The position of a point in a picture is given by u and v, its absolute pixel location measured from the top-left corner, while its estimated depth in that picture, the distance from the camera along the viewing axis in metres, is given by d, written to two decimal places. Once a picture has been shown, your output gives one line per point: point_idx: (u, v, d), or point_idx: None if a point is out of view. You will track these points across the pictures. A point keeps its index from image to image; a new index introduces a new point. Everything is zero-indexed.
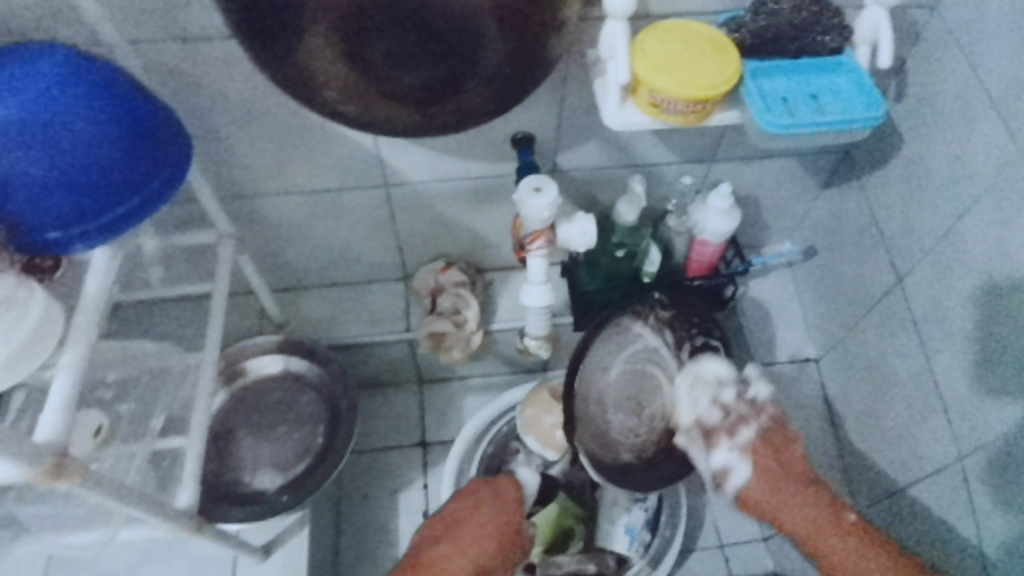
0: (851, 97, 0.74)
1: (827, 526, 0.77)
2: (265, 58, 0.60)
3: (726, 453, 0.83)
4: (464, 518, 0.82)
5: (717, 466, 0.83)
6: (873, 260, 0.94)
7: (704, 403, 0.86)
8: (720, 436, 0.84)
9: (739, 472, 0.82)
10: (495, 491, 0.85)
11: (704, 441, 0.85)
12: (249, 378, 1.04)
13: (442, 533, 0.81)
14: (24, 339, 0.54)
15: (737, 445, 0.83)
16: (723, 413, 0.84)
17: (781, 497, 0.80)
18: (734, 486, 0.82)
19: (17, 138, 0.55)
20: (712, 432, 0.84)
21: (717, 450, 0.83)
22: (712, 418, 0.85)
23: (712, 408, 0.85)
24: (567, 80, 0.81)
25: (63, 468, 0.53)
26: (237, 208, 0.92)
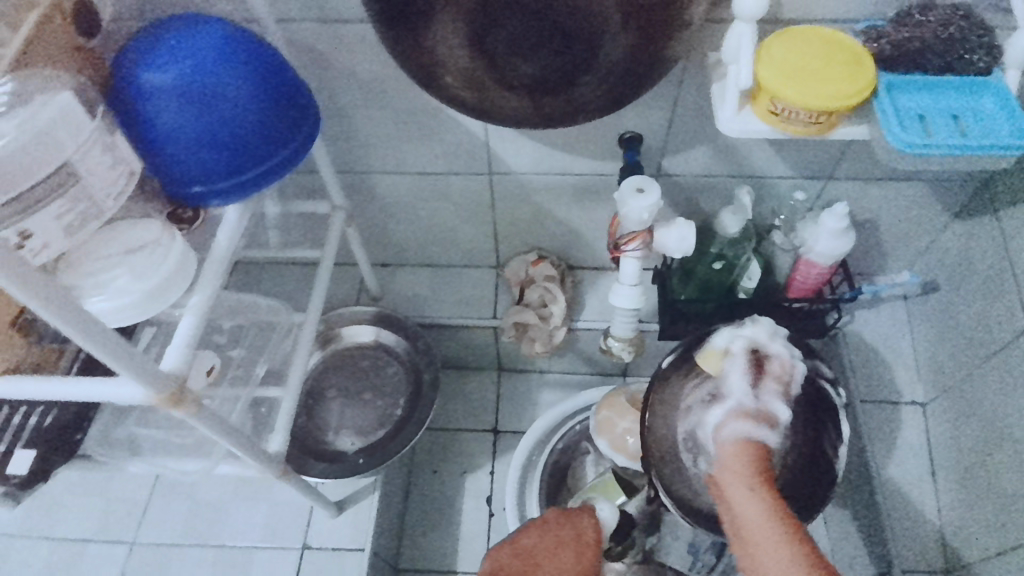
0: (996, 121, 0.67)
1: (770, 539, 0.56)
2: (389, 41, 0.63)
3: (782, 413, 0.64)
4: (545, 555, 0.71)
5: (766, 406, 0.64)
6: (1000, 301, 0.85)
7: (793, 363, 0.68)
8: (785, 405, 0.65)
9: (771, 434, 0.63)
10: (571, 523, 0.75)
11: (773, 382, 0.66)
12: (343, 344, 1.10)
13: (522, 569, 0.70)
14: (164, 278, 0.60)
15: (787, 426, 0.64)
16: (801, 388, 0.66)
17: (765, 483, 0.59)
18: (757, 434, 0.62)
19: (176, 101, 0.61)
20: (787, 387, 0.66)
21: (783, 403, 0.64)
22: (793, 376, 0.67)
23: (794, 378, 0.67)
24: (684, 81, 0.79)
25: (182, 397, 0.59)
26: (351, 182, 0.98)
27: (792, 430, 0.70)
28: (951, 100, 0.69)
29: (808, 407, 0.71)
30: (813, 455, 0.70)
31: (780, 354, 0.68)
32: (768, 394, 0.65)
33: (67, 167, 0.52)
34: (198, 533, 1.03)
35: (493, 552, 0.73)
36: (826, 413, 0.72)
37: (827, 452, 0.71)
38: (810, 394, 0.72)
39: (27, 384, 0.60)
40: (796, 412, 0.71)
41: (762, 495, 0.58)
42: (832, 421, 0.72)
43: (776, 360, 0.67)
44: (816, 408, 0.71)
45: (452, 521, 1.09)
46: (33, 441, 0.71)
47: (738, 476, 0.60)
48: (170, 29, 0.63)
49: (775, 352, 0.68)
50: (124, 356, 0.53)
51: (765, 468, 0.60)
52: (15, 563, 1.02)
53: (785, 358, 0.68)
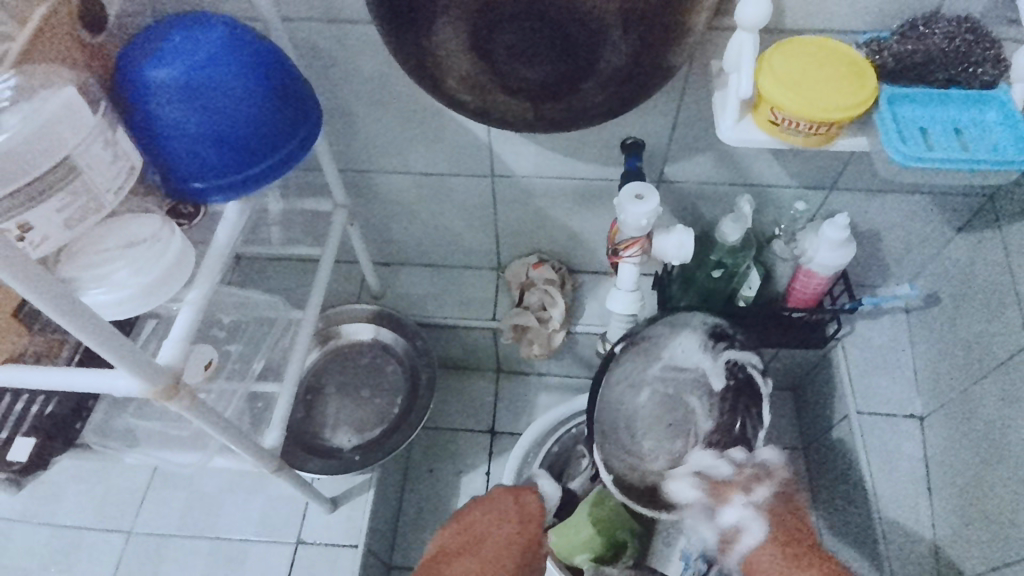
0: (997, 135, 0.67)
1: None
2: (393, 43, 0.64)
3: (738, 511, 0.77)
4: (486, 531, 0.83)
5: (726, 526, 0.77)
6: (1001, 316, 0.84)
7: (711, 456, 0.81)
8: (732, 492, 0.78)
9: (751, 531, 0.75)
10: (516, 500, 0.86)
11: (711, 496, 0.78)
12: (342, 341, 1.11)
13: (465, 542, 0.83)
14: (162, 272, 0.61)
15: (751, 500, 0.77)
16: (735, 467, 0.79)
17: (793, 560, 0.71)
18: (745, 546, 0.74)
19: (180, 98, 0.62)
20: (727, 485, 0.78)
21: (727, 504, 0.77)
22: (723, 471, 0.79)
23: (720, 462, 0.80)
24: (687, 89, 0.80)
25: (176, 390, 0.60)
26: (354, 182, 0.99)
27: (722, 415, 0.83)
28: (953, 113, 0.68)
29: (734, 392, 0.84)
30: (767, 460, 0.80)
31: (700, 472, 0.80)
32: (720, 515, 0.78)
33: (68, 161, 0.53)
34: (195, 523, 1.04)
35: (443, 533, 0.86)
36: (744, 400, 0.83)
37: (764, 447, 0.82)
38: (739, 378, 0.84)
39: (29, 374, 0.61)
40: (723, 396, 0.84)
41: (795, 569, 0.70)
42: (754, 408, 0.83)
43: (708, 474, 0.79)
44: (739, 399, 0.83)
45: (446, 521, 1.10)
46: (32, 429, 0.72)
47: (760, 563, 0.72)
48: (176, 25, 0.64)
49: (703, 473, 0.80)
50: (121, 350, 0.54)
51: (785, 545, 0.72)
52: (14, 547, 1.04)
53: (703, 470, 0.80)
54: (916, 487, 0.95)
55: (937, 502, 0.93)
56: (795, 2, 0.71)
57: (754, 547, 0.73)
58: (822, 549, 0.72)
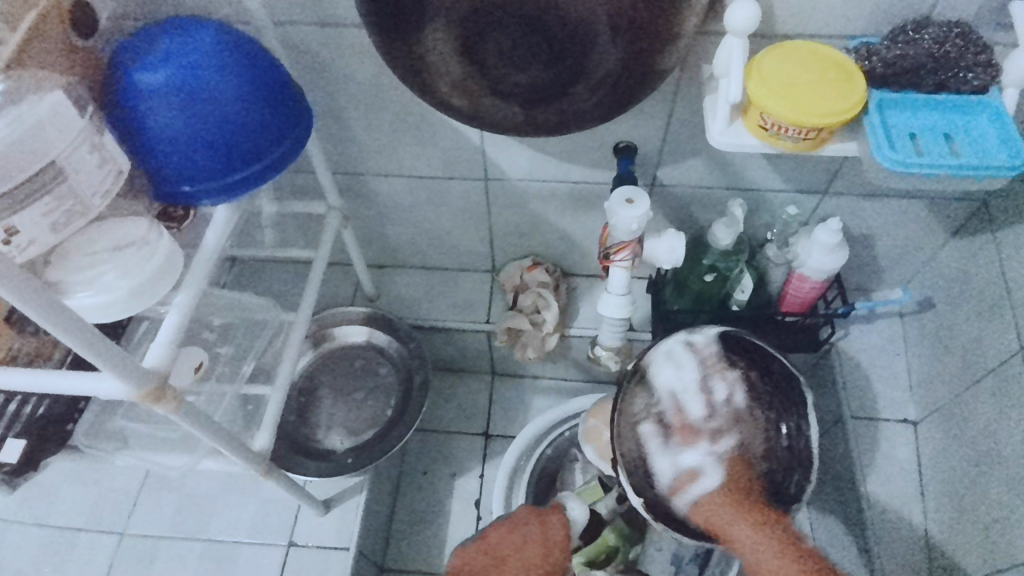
0: (986, 141, 0.67)
1: (765, 554, 0.59)
2: (384, 47, 0.64)
3: (699, 453, 0.66)
4: (511, 552, 0.71)
5: (683, 467, 0.66)
6: (994, 322, 0.84)
7: (691, 384, 0.69)
8: (696, 434, 0.67)
9: (714, 479, 0.65)
10: (540, 522, 0.75)
11: (681, 434, 0.67)
12: (336, 343, 1.11)
13: (489, 564, 0.70)
14: (149, 275, 0.61)
15: (715, 450, 0.66)
16: (708, 408, 0.68)
17: (751, 512, 0.62)
18: (696, 491, 0.65)
19: (169, 103, 0.62)
20: (696, 428, 0.67)
21: (688, 445, 0.67)
22: (696, 412, 0.68)
23: (698, 402, 0.68)
24: (679, 93, 0.80)
25: (163, 393, 0.60)
26: (348, 184, 0.99)
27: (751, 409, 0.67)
28: (941, 119, 0.68)
29: (771, 397, 0.68)
30: (775, 430, 0.66)
31: (678, 404, 0.69)
32: (677, 449, 0.67)
33: (55, 166, 0.54)
34: (188, 525, 1.04)
35: (460, 548, 0.72)
36: (786, 393, 0.68)
37: (799, 439, 0.66)
38: (774, 370, 0.69)
39: (19, 377, 0.61)
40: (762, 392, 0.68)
41: (751, 527, 0.61)
42: (797, 408, 0.67)
43: (681, 406, 0.68)
44: (783, 390, 0.68)
45: (440, 524, 1.10)
46: (23, 430, 0.72)
47: (725, 514, 0.63)
48: (165, 30, 0.64)
49: (675, 398, 0.69)
50: (108, 354, 0.55)
51: (737, 501, 0.63)
52: (8, 546, 1.04)
53: (674, 401, 0.69)
54: (909, 492, 0.95)
55: (929, 508, 0.92)
56: (786, 7, 0.71)
57: (712, 500, 0.64)
58: (802, 542, 0.59)
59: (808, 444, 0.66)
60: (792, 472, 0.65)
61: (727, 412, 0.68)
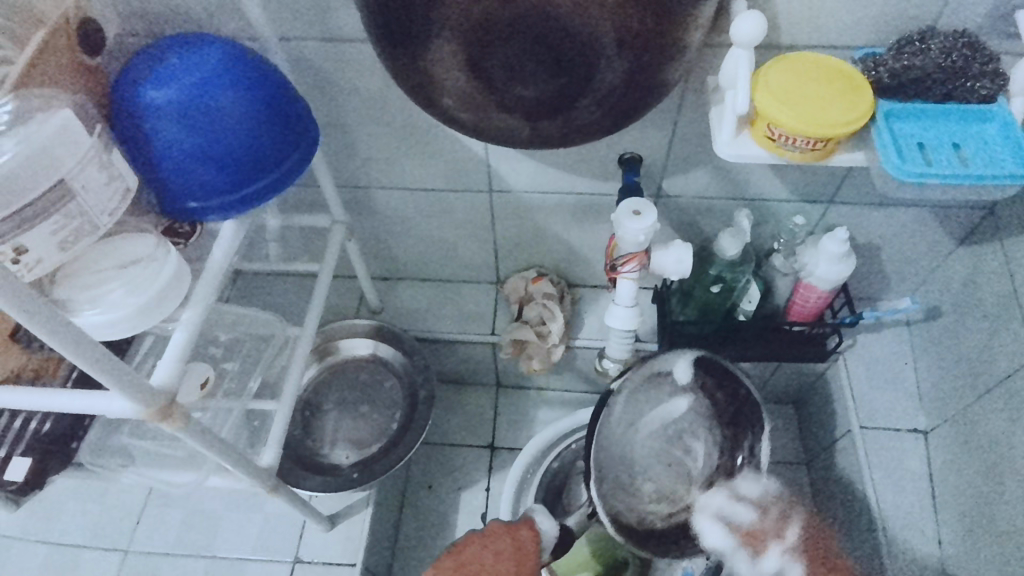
0: (997, 150, 0.66)
1: None
2: (392, 65, 0.64)
3: (775, 559, 0.83)
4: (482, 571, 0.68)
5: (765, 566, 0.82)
6: (1005, 330, 0.83)
7: (727, 526, 0.79)
8: (769, 541, 0.84)
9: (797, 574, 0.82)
10: (511, 534, 0.70)
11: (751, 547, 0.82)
12: (340, 356, 1.11)
13: None
14: (159, 290, 0.61)
15: (786, 546, 0.84)
16: (756, 515, 0.81)
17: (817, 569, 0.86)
18: None
19: (178, 121, 0.62)
20: (762, 534, 0.83)
21: (766, 554, 0.83)
22: (746, 517, 0.80)
23: (745, 514, 0.80)
24: (684, 104, 0.80)
25: (170, 411, 0.60)
26: (352, 197, 0.99)
27: (716, 429, 0.80)
28: (950, 129, 0.68)
29: (732, 417, 0.80)
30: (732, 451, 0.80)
31: (746, 548, 0.82)
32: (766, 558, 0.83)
33: (62, 184, 0.54)
34: (192, 542, 1.03)
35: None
36: (743, 415, 0.80)
37: (752, 461, 0.79)
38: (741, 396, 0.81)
39: (22, 395, 0.61)
40: (719, 415, 0.81)
41: None
42: (752, 429, 0.80)
43: (733, 522, 0.79)
44: (740, 412, 0.81)
45: (446, 538, 1.09)
46: (28, 448, 0.71)
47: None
48: (173, 47, 0.65)
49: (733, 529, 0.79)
50: (113, 371, 0.54)
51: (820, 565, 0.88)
52: (12, 567, 1.03)
53: (729, 530, 0.79)
54: (921, 503, 0.94)
55: (943, 519, 0.91)
56: (790, 19, 0.72)
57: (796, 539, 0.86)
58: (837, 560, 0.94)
59: (758, 463, 0.79)
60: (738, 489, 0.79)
61: (767, 524, 0.83)
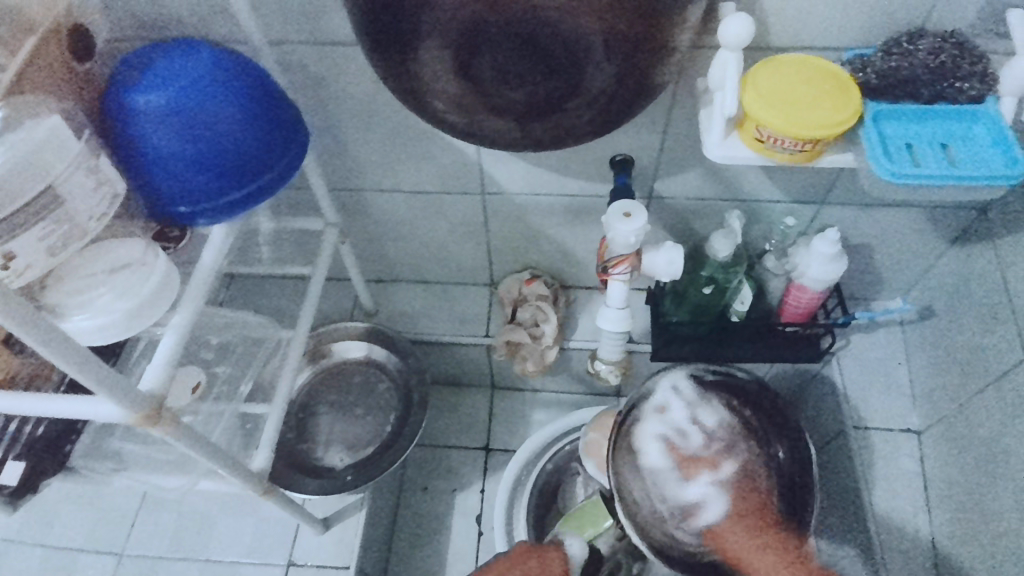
0: (985, 151, 0.67)
1: (762, 555, 0.73)
2: (383, 70, 0.65)
3: (703, 487, 0.76)
4: None
5: (693, 476, 0.76)
6: (997, 330, 0.83)
7: (683, 423, 0.79)
8: (700, 468, 0.76)
9: (725, 468, 0.77)
10: (539, 555, 0.78)
11: (682, 467, 0.76)
12: (335, 359, 1.11)
13: None
14: (148, 295, 0.62)
15: (718, 478, 0.76)
16: (704, 436, 0.78)
17: (744, 522, 0.74)
18: (703, 522, 0.74)
19: (167, 125, 0.62)
20: (697, 462, 0.77)
21: (693, 480, 0.76)
22: (694, 442, 0.78)
23: (690, 429, 0.78)
24: (675, 106, 0.80)
25: (160, 415, 0.60)
26: (346, 200, 0.99)
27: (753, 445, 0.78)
28: (939, 130, 0.68)
29: (765, 424, 0.79)
30: (779, 463, 0.77)
31: (678, 472, 0.76)
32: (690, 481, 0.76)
33: (50, 190, 0.54)
34: (187, 545, 1.03)
35: None
36: (774, 421, 0.79)
37: (797, 464, 0.77)
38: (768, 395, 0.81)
39: (12, 400, 0.61)
40: (752, 427, 0.79)
41: (755, 539, 0.73)
42: (784, 433, 0.79)
43: (675, 441, 0.78)
44: (774, 420, 0.80)
45: (440, 540, 1.09)
46: (21, 452, 0.72)
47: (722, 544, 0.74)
48: (163, 51, 0.65)
49: (672, 442, 0.77)
50: (101, 375, 0.54)
51: (745, 517, 0.74)
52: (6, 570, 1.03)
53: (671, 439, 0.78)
54: (913, 503, 0.94)
55: (935, 520, 0.92)
56: (779, 21, 0.72)
57: (732, 473, 0.76)
58: (798, 544, 0.74)
59: (803, 459, 0.77)
60: (797, 492, 0.76)
61: (719, 435, 0.78)
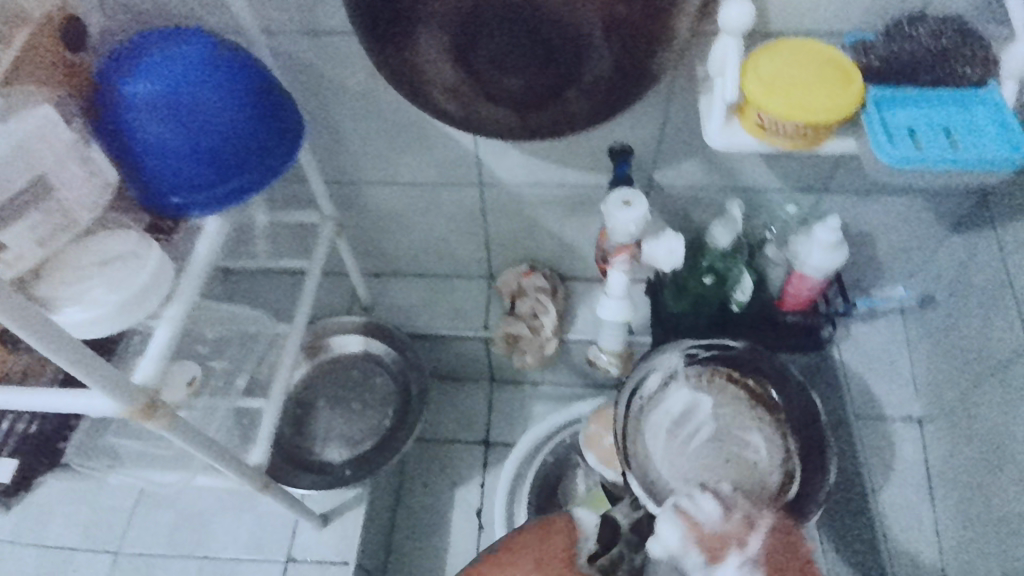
0: (987, 136, 0.66)
1: None
2: (379, 59, 0.62)
3: (735, 569, 0.58)
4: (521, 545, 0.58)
5: (717, 563, 0.58)
6: (999, 318, 0.82)
7: (691, 499, 0.63)
8: (728, 546, 0.59)
9: (752, 537, 0.60)
10: (543, 526, 0.59)
11: (704, 556, 0.58)
12: (332, 353, 1.10)
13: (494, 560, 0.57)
14: (144, 284, 0.60)
15: (749, 556, 0.58)
16: (722, 511, 0.62)
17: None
18: None
19: (159, 114, 0.61)
20: (718, 541, 0.59)
21: (721, 565, 0.58)
22: (710, 518, 0.61)
23: (707, 506, 0.62)
24: (674, 93, 0.79)
25: (153, 410, 0.59)
26: (341, 192, 0.98)
27: (763, 410, 0.84)
28: (940, 115, 0.67)
29: (773, 386, 0.84)
30: (785, 422, 0.83)
31: (702, 557, 0.58)
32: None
33: (41, 181, 0.57)
34: (184, 543, 1.02)
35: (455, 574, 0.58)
36: (779, 384, 0.84)
37: (807, 417, 0.82)
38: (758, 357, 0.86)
39: (4, 395, 0.60)
40: (760, 393, 0.84)
41: None
42: (789, 391, 0.84)
43: (686, 511, 0.61)
44: (778, 382, 0.84)
45: (440, 534, 1.08)
46: (14, 449, 0.71)
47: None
48: (155, 40, 0.64)
49: (685, 520, 0.60)
50: (90, 367, 0.53)
51: None
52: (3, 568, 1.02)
53: (682, 511, 0.61)
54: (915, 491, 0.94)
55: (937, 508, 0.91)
56: (780, 6, 0.71)
57: (765, 542, 0.60)
58: None
59: (810, 409, 0.82)
60: (810, 445, 0.80)
61: (736, 513, 0.62)
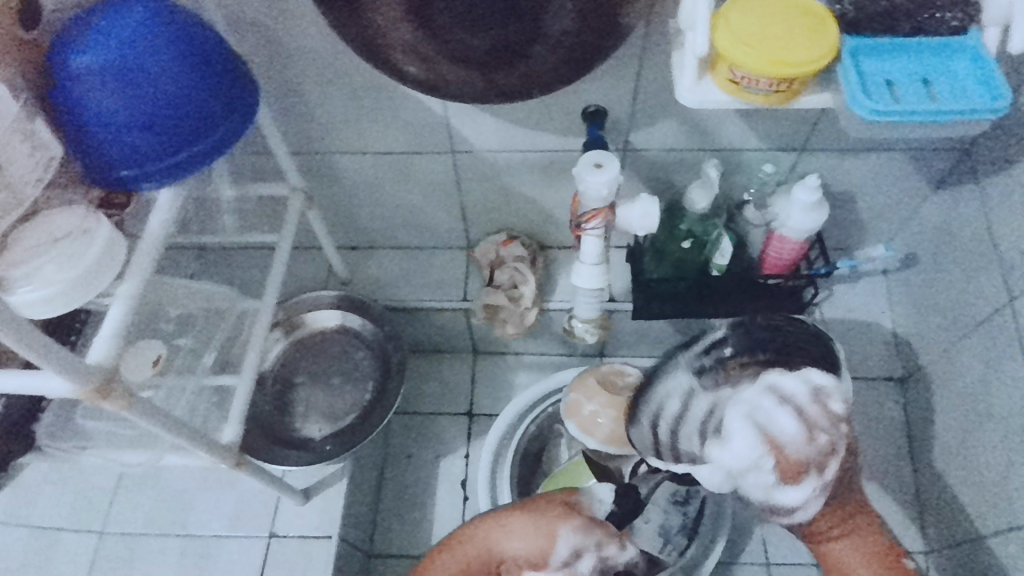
0: (967, 84, 0.63)
1: (846, 550, 0.62)
2: (329, 19, 0.59)
3: (805, 491, 0.62)
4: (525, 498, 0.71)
5: (790, 475, 0.62)
6: (982, 275, 0.81)
7: (773, 408, 0.63)
8: (806, 469, 0.62)
9: (830, 462, 0.62)
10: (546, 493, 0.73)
11: (775, 470, 0.62)
12: (309, 329, 1.08)
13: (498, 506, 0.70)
14: (92, 262, 0.59)
15: (823, 482, 0.62)
16: (804, 424, 0.62)
17: (841, 510, 0.63)
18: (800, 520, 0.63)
19: (104, 82, 0.58)
20: (800, 463, 0.62)
21: (789, 484, 0.62)
22: (790, 429, 0.62)
23: (789, 419, 0.63)
24: (646, 50, 0.76)
25: (108, 391, 0.57)
26: (310, 162, 0.95)
27: None
28: (916, 66, 0.65)
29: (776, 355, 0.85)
30: None
31: (775, 476, 0.63)
32: (783, 486, 0.62)
33: None
34: (167, 522, 1.02)
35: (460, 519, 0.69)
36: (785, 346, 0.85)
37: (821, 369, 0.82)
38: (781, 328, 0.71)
39: None
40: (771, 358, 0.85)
41: (849, 538, 0.62)
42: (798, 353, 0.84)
43: (765, 426, 0.62)
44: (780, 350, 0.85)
45: (425, 506, 1.08)
46: None
47: (822, 541, 0.63)
48: (100, 5, 0.61)
49: (762, 433, 0.62)
50: (44, 349, 0.52)
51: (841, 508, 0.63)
52: None
53: (760, 426, 0.63)
54: None
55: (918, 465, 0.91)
56: None
57: (839, 466, 0.63)
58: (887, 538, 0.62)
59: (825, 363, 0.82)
60: None
61: (821, 422, 0.63)
